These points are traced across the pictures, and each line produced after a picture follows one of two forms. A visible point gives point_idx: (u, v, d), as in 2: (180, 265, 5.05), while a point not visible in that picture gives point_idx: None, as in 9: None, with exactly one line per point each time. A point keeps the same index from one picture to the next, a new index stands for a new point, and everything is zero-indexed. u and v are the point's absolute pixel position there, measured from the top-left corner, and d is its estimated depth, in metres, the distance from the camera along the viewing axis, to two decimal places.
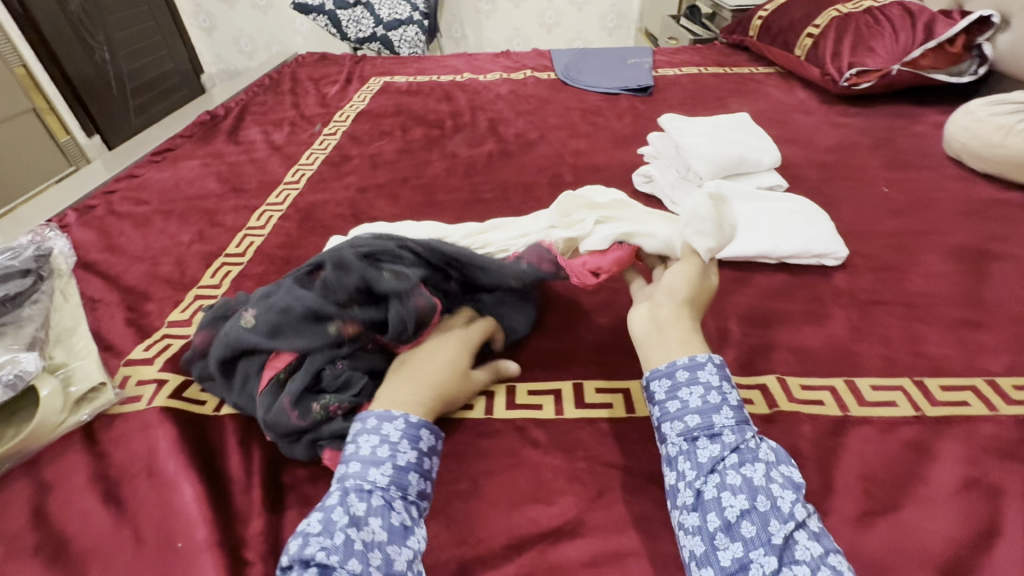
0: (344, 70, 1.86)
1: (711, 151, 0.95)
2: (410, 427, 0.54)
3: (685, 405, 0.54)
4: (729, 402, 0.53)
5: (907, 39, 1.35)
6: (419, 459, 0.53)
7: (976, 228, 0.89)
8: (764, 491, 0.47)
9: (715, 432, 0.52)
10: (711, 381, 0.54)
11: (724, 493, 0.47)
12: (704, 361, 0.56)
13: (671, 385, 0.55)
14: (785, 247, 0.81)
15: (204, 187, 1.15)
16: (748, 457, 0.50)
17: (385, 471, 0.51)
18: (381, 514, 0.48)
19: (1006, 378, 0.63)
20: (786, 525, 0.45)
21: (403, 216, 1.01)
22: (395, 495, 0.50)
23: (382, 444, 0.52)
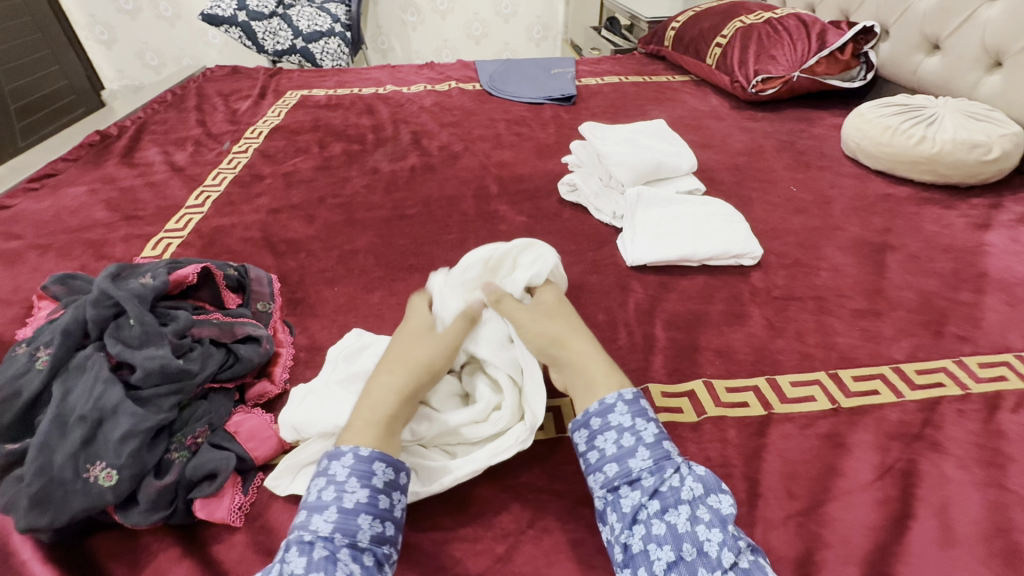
0: (258, 84, 1.75)
1: (630, 159, 0.96)
2: (359, 462, 0.48)
3: (603, 454, 0.52)
4: (644, 441, 0.51)
5: (803, 48, 1.44)
6: (372, 498, 0.46)
7: (874, 223, 0.95)
8: (688, 538, 0.46)
9: (634, 477, 0.50)
10: (623, 422, 0.52)
11: (651, 546, 0.46)
12: (614, 403, 0.53)
13: (587, 434, 0.53)
14: (705, 250, 0.82)
15: (91, 215, 1.03)
16: (670, 500, 0.48)
17: (330, 518, 0.45)
18: (323, 570, 0.42)
19: (908, 365, 0.66)
20: (714, 573, 0.44)
21: (319, 237, 0.95)
22: (341, 544, 0.44)
23: (327, 484, 0.47)
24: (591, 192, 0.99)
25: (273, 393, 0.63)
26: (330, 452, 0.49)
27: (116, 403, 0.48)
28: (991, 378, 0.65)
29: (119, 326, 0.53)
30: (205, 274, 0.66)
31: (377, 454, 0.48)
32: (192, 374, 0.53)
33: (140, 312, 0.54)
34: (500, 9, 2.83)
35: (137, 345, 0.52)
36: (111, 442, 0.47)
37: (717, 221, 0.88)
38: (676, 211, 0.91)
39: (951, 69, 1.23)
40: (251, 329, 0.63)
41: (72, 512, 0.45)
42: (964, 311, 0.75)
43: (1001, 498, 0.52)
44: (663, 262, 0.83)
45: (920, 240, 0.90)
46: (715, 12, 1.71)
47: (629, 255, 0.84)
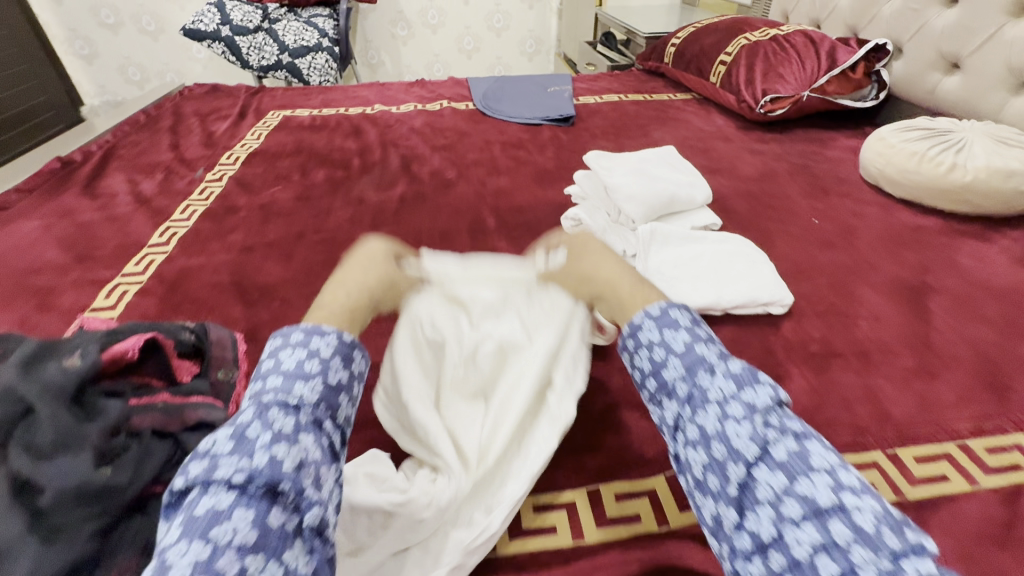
0: (238, 103, 1.66)
1: (641, 192, 0.87)
2: (342, 345, 0.49)
3: (641, 370, 0.49)
4: (673, 350, 0.47)
5: (813, 66, 1.38)
6: (350, 381, 0.48)
7: (908, 261, 0.87)
8: (718, 439, 0.41)
9: (669, 389, 0.46)
10: (653, 337, 0.48)
11: (687, 450, 0.43)
12: (642, 322, 0.50)
13: (627, 352, 0.51)
14: (730, 297, 0.73)
15: (42, 255, 0.92)
16: (699, 401, 0.44)
17: (314, 387, 0.44)
18: (309, 433, 0.42)
19: (976, 441, 0.57)
20: (742, 469, 0.39)
21: (296, 280, 0.85)
22: (326, 414, 0.44)
23: (311, 356, 0.46)
24: (597, 229, 0.90)
25: None
26: (309, 329, 0.49)
27: (10, 541, 0.37)
28: None
29: (28, 428, 0.42)
30: (151, 344, 0.55)
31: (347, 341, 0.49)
32: (118, 490, 0.42)
33: (53, 413, 0.43)
34: (492, 23, 2.77)
35: (48, 455, 0.41)
36: None
37: (741, 263, 0.79)
38: (694, 252, 0.82)
39: (973, 90, 1.16)
40: (206, 413, 0.52)
41: None
42: None
43: None
44: None
45: (962, 280, 0.82)
46: (717, 28, 1.64)
47: None
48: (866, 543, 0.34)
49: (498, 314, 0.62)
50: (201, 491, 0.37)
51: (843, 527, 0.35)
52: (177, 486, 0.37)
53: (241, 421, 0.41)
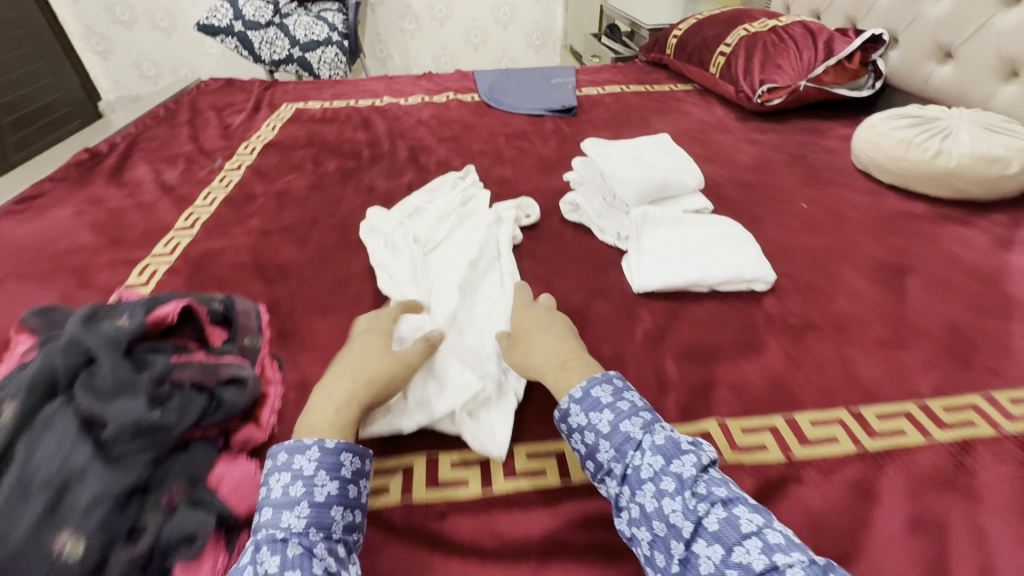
0: (252, 97, 1.72)
1: (635, 177, 0.92)
2: (326, 456, 0.50)
3: (581, 450, 0.54)
4: (601, 433, 0.53)
5: (810, 56, 1.41)
6: (342, 489, 0.49)
7: (890, 243, 0.91)
8: (657, 515, 0.47)
9: (606, 469, 0.52)
10: (580, 422, 0.54)
11: (632, 529, 0.48)
12: (576, 400, 0.56)
13: (566, 428, 0.56)
14: (715, 275, 0.78)
15: (77, 239, 0.99)
16: (636, 483, 0.49)
17: (303, 513, 0.46)
18: (300, 563, 0.43)
19: (936, 401, 0.62)
20: (680, 544, 0.45)
21: (311, 261, 0.91)
22: (317, 538, 0.46)
23: (295, 481, 0.48)
24: (593, 212, 0.95)
25: (258, 438, 0.59)
26: (291, 446, 0.50)
27: (84, 465, 0.45)
28: None
29: (90, 376, 0.49)
30: (187, 310, 0.62)
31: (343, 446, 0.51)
32: (168, 428, 0.50)
33: (114, 362, 0.50)
34: (499, 16, 2.80)
35: (109, 397, 0.49)
36: (79, 509, 0.43)
37: (728, 243, 0.84)
38: (684, 233, 0.87)
39: (965, 79, 1.19)
40: (237, 369, 0.59)
41: None
42: (994, 339, 0.71)
43: None
44: (670, 288, 0.79)
45: (941, 260, 0.86)
46: (717, 20, 1.68)
47: (636, 280, 0.80)
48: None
49: (475, 283, 0.80)
50: None
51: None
52: None
53: (240, 565, 0.44)
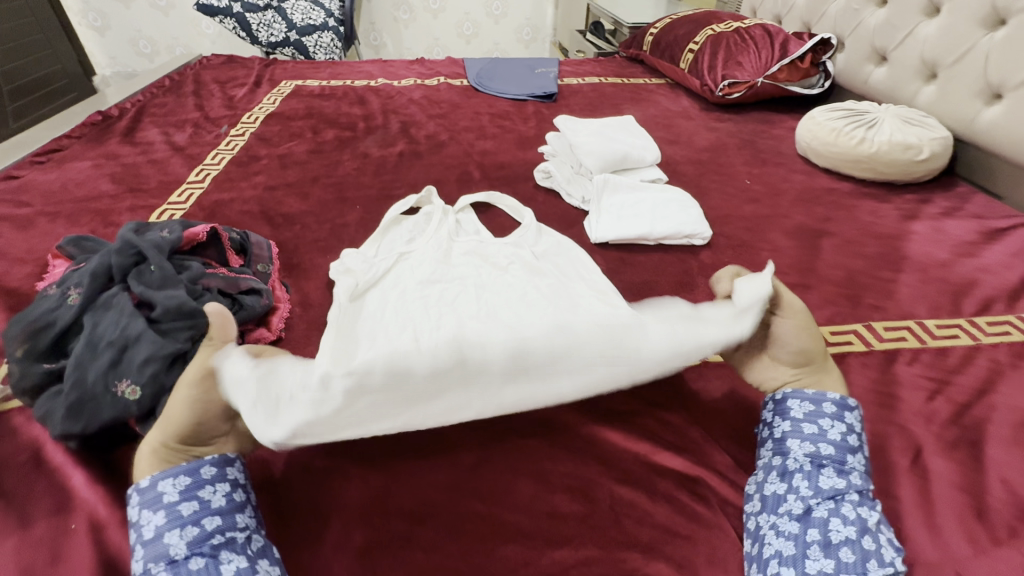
0: (253, 73, 1.83)
1: (599, 149, 1.06)
2: (144, 495, 0.49)
3: (823, 432, 0.57)
4: (864, 450, 0.56)
5: (767, 55, 1.56)
6: (173, 515, 0.48)
7: (814, 213, 1.06)
8: (874, 533, 0.49)
9: (845, 468, 0.54)
10: (855, 426, 0.58)
11: (835, 519, 0.50)
12: (852, 407, 0.59)
13: (814, 410, 0.59)
14: (661, 229, 0.93)
15: (97, 188, 1.10)
16: (867, 502, 0.52)
17: (139, 556, 0.47)
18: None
19: (826, 327, 0.77)
20: (886, 569, 0.47)
21: (313, 211, 1.03)
22: (159, 566, 0.46)
23: (138, 529, 0.48)
24: (563, 179, 1.08)
25: (269, 338, 0.71)
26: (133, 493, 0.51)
27: (139, 331, 0.56)
28: (894, 338, 0.76)
29: (140, 272, 0.61)
30: (212, 234, 0.74)
31: (158, 478, 0.50)
32: (203, 313, 0.61)
33: (160, 259, 0.62)
34: (491, 10, 2.93)
35: (157, 286, 0.61)
36: (136, 363, 0.54)
37: (675, 206, 0.99)
38: (638, 196, 1.01)
39: (896, 79, 1.35)
40: (254, 282, 0.71)
41: (103, 419, 0.53)
42: (881, 286, 0.86)
43: (885, 429, 0.63)
44: (623, 240, 0.94)
45: (853, 227, 1.02)
46: (690, 20, 1.83)
47: (594, 232, 0.94)
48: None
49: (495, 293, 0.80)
50: None
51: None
52: None
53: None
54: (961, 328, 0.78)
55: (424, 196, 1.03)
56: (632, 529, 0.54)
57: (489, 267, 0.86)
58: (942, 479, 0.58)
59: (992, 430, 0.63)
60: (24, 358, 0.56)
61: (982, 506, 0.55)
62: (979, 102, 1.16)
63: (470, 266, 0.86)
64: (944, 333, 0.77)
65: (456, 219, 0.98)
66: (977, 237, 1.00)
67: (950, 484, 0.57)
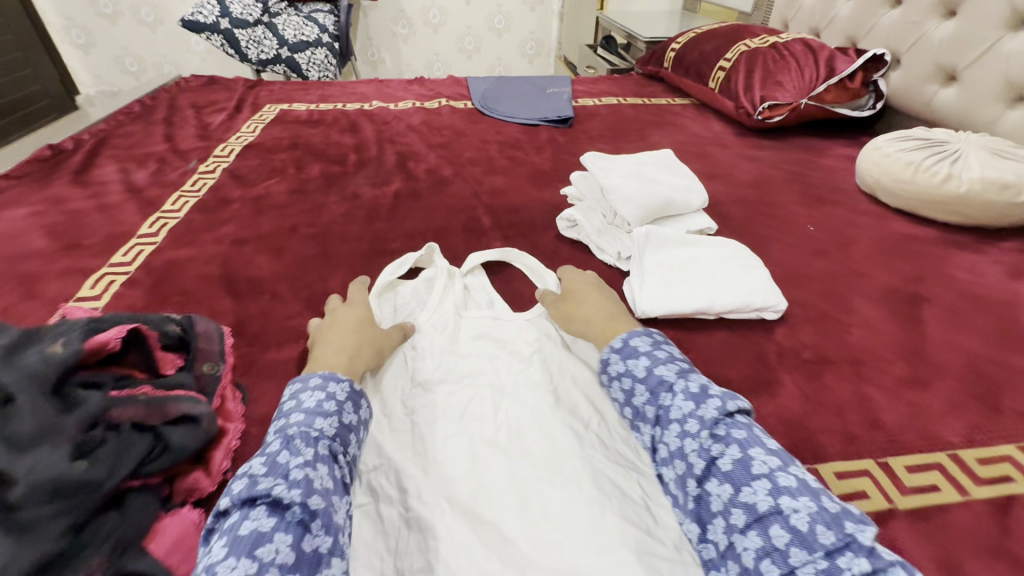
0: (234, 96, 1.64)
1: (637, 194, 0.87)
2: (354, 391, 0.57)
3: (616, 396, 0.59)
4: (637, 376, 0.58)
5: (811, 74, 1.38)
6: (359, 423, 0.55)
7: (902, 270, 0.87)
8: (680, 455, 0.51)
9: (639, 413, 0.56)
10: (620, 368, 0.60)
11: (663, 468, 0.52)
12: (616, 350, 0.62)
13: (608, 375, 0.61)
14: (724, 301, 0.73)
15: (28, 244, 0.91)
16: (665, 421, 0.53)
17: (330, 424, 0.52)
18: (327, 463, 0.49)
19: (967, 451, 0.57)
20: (699, 481, 0.48)
21: (287, 274, 0.84)
22: (339, 450, 0.51)
23: (328, 398, 0.54)
24: (592, 230, 0.89)
25: (206, 486, 0.52)
26: (324, 374, 0.57)
27: None
28: None
29: (5, 416, 0.40)
30: (133, 333, 0.54)
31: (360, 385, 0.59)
32: (95, 485, 0.42)
33: (33, 403, 0.41)
34: (494, 24, 2.77)
35: (24, 447, 0.40)
36: None
37: (736, 267, 0.79)
38: (689, 254, 0.82)
39: (970, 103, 1.17)
40: (188, 406, 0.52)
41: None
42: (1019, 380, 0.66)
43: None
44: (677, 315, 0.74)
45: (956, 291, 0.82)
46: (717, 34, 1.65)
47: (638, 304, 0.74)
48: (802, 542, 0.41)
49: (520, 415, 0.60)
50: (237, 509, 0.44)
51: (782, 530, 0.42)
52: (219, 505, 0.44)
53: (272, 450, 0.48)
54: None
55: (425, 254, 0.84)
56: None
57: (507, 357, 0.67)
58: None
59: None
60: None
61: None
62: None
63: (482, 357, 0.67)
64: None
65: (465, 283, 0.80)
66: None
67: None
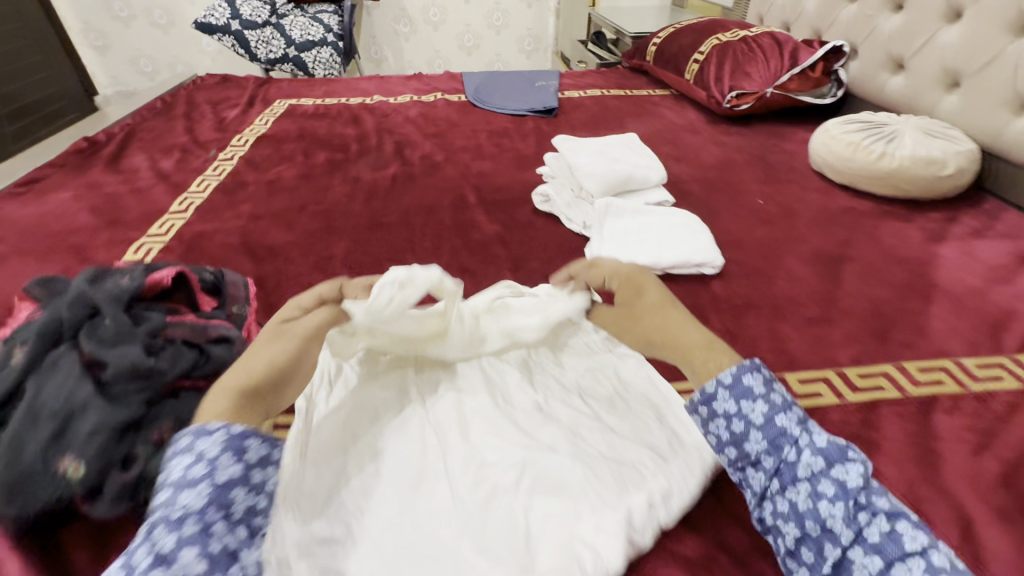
0: (247, 93, 1.78)
1: (601, 172, 1.01)
2: (232, 438, 0.48)
3: (719, 438, 0.51)
4: (755, 424, 0.49)
5: (776, 66, 1.50)
6: (245, 473, 0.47)
7: (834, 235, 0.99)
8: (811, 516, 0.45)
9: (753, 460, 0.49)
10: (729, 409, 0.50)
11: (779, 521, 0.47)
12: (737, 376, 0.51)
13: (709, 414, 0.51)
14: (668, 258, 0.86)
15: (76, 220, 1.05)
16: (790, 476, 0.47)
17: (202, 493, 0.44)
18: (198, 542, 0.41)
19: (852, 369, 0.70)
20: (837, 548, 0.43)
21: (298, 243, 0.98)
22: (216, 517, 0.43)
23: (195, 461, 0.45)
24: (562, 202, 1.02)
25: None
26: (197, 430, 0.48)
27: (85, 400, 0.51)
28: (929, 382, 0.69)
29: (94, 326, 0.56)
30: (179, 278, 0.69)
31: (250, 431, 0.49)
32: (161, 372, 0.56)
33: (114, 315, 0.57)
34: (491, 21, 2.89)
35: (109, 345, 0.55)
36: (81, 436, 0.49)
37: (682, 231, 0.92)
38: (643, 221, 0.94)
39: (915, 89, 1.28)
40: (225, 330, 0.65)
41: (41, 502, 0.48)
42: (911, 319, 0.79)
43: (927, 494, 0.56)
44: None
45: (877, 251, 0.94)
46: (694, 29, 1.77)
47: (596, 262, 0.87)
48: None
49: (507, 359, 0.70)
50: None
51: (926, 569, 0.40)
52: None
53: (131, 548, 0.40)
54: (1004, 368, 0.71)
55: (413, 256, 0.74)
56: None
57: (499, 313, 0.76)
58: (995, 556, 0.51)
59: None
60: None
61: None
62: (1007, 112, 1.08)
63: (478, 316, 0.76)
64: (984, 374, 0.70)
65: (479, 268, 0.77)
66: (1012, 260, 0.92)
67: (1005, 562, 0.50)
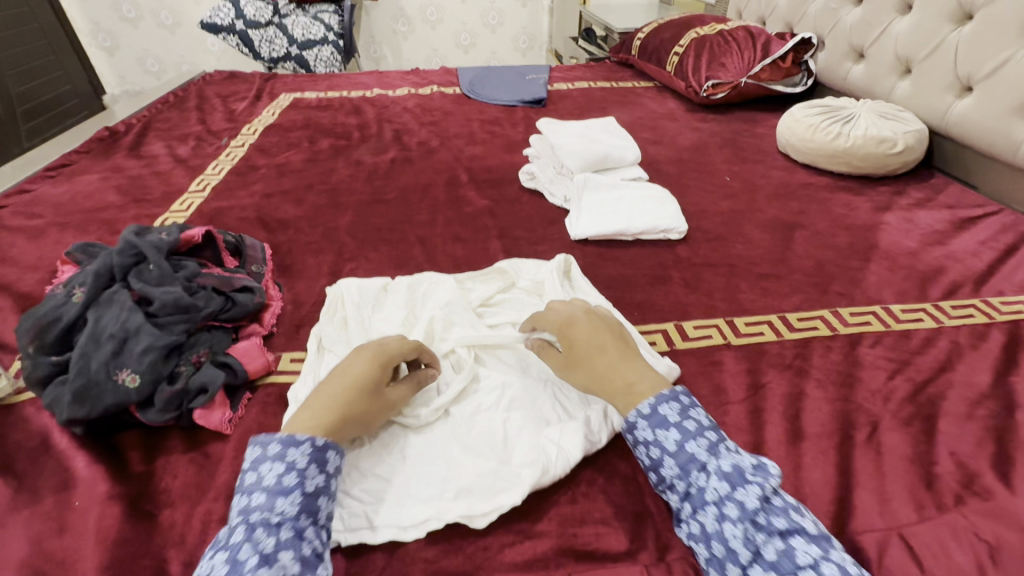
0: (254, 87, 1.89)
1: (579, 150, 1.11)
2: (316, 451, 0.51)
3: (641, 460, 0.55)
4: (668, 449, 0.52)
5: (750, 57, 1.60)
6: (327, 482, 0.51)
7: (791, 207, 1.09)
8: (716, 537, 0.48)
9: (669, 483, 0.53)
10: (647, 435, 0.54)
11: (692, 542, 0.50)
12: (657, 408, 0.54)
13: (632, 441, 0.55)
14: (637, 225, 0.96)
15: (104, 199, 1.16)
16: (699, 502, 0.50)
17: (294, 500, 0.48)
18: (292, 546, 0.46)
19: (792, 314, 0.81)
20: (738, 567, 0.46)
21: (306, 216, 1.08)
22: (306, 523, 0.48)
23: (288, 471, 0.49)
24: (546, 179, 1.13)
25: (262, 333, 0.75)
26: (285, 439, 0.51)
27: (139, 325, 0.61)
28: (858, 323, 0.79)
29: (140, 270, 0.67)
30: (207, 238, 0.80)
31: (332, 444, 0.53)
32: (198, 307, 0.67)
33: (158, 261, 0.67)
34: (486, 20, 2.99)
35: (155, 285, 0.66)
36: (135, 353, 0.60)
37: (652, 202, 1.02)
38: (617, 194, 1.05)
39: (873, 77, 1.39)
40: (247, 281, 0.76)
41: (105, 405, 0.58)
42: (850, 275, 0.89)
43: (844, 408, 0.66)
44: (602, 236, 0.97)
45: (828, 220, 1.05)
46: (676, 24, 1.87)
47: (573, 229, 0.98)
48: None
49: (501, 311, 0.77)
50: None
51: None
52: None
53: (232, 544, 0.45)
54: (925, 312, 0.81)
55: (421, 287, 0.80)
56: (590, 503, 0.58)
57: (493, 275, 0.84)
58: (893, 452, 0.61)
59: (946, 405, 0.66)
60: (34, 352, 0.61)
61: (930, 475, 0.59)
62: (951, 95, 1.19)
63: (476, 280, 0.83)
64: (907, 317, 0.80)
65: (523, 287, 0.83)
66: (949, 225, 1.02)
67: (901, 456, 0.61)
